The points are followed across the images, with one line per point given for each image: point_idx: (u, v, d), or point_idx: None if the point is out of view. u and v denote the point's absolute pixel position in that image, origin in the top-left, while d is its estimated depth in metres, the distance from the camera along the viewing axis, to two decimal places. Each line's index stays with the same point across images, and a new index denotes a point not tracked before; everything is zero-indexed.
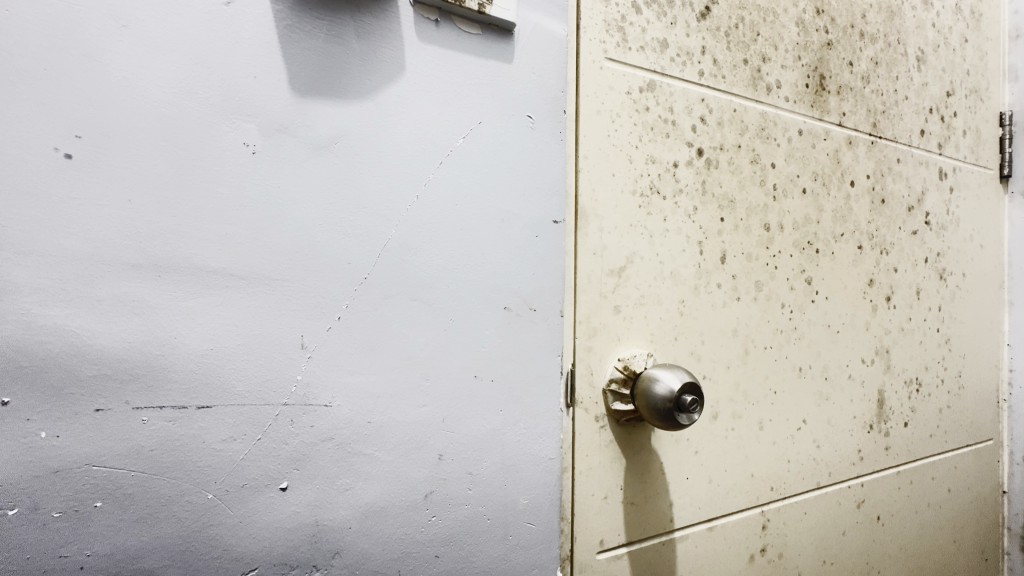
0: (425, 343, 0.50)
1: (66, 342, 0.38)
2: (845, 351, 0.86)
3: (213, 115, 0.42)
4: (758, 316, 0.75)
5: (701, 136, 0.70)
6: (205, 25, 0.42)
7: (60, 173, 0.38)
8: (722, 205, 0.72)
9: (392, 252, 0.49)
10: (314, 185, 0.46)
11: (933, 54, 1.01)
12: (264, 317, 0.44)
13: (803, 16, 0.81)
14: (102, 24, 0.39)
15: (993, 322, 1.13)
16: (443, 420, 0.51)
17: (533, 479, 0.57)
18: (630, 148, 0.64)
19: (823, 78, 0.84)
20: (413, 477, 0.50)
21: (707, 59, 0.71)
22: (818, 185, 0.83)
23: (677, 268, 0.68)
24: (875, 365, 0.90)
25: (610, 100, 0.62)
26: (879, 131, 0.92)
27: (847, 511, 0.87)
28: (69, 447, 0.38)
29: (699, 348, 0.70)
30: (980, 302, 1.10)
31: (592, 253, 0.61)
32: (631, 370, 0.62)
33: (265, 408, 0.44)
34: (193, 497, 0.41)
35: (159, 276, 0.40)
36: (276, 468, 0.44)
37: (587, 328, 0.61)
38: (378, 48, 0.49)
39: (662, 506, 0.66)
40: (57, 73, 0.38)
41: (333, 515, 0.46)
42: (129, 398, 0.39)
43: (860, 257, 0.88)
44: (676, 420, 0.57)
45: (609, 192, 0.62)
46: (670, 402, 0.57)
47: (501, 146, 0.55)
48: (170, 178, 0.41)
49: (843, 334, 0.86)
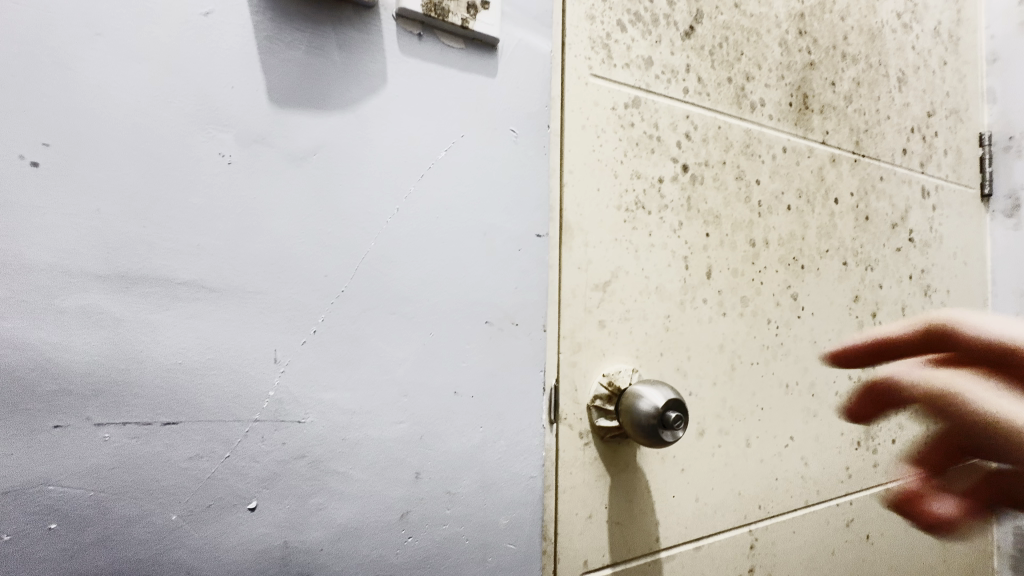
0: (404, 358, 0.49)
1: (25, 355, 0.37)
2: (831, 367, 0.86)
3: (189, 124, 0.42)
4: (745, 332, 0.75)
5: (685, 152, 0.71)
6: (183, 35, 0.42)
7: (25, 181, 0.37)
8: (707, 221, 0.72)
9: (372, 265, 0.48)
10: (292, 196, 0.45)
11: (913, 75, 1.03)
12: (236, 331, 0.43)
13: (786, 37, 0.83)
14: (76, 31, 0.39)
15: None
16: (421, 437, 0.50)
17: (514, 498, 0.55)
18: (615, 163, 0.64)
19: (806, 97, 0.85)
20: (389, 496, 0.48)
21: (692, 77, 0.72)
22: (802, 202, 0.83)
23: (663, 283, 0.67)
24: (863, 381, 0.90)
25: (595, 115, 0.63)
26: (862, 149, 0.93)
27: (836, 530, 0.86)
28: (24, 465, 0.36)
29: (685, 364, 0.69)
30: None
31: (576, 267, 0.61)
32: (615, 386, 0.61)
33: (235, 424, 0.42)
34: (155, 518, 0.40)
35: (127, 287, 0.39)
36: (245, 487, 0.43)
37: (571, 344, 0.60)
38: (361, 61, 0.48)
39: (647, 525, 0.65)
40: (27, 79, 0.37)
41: (304, 537, 0.45)
42: (90, 414, 0.38)
43: (845, 273, 0.89)
44: (661, 438, 0.56)
45: (594, 207, 0.62)
46: (655, 419, 0.56)
47: (483, 160, 0.55)
48: (141, 187, 0.40)
49: None
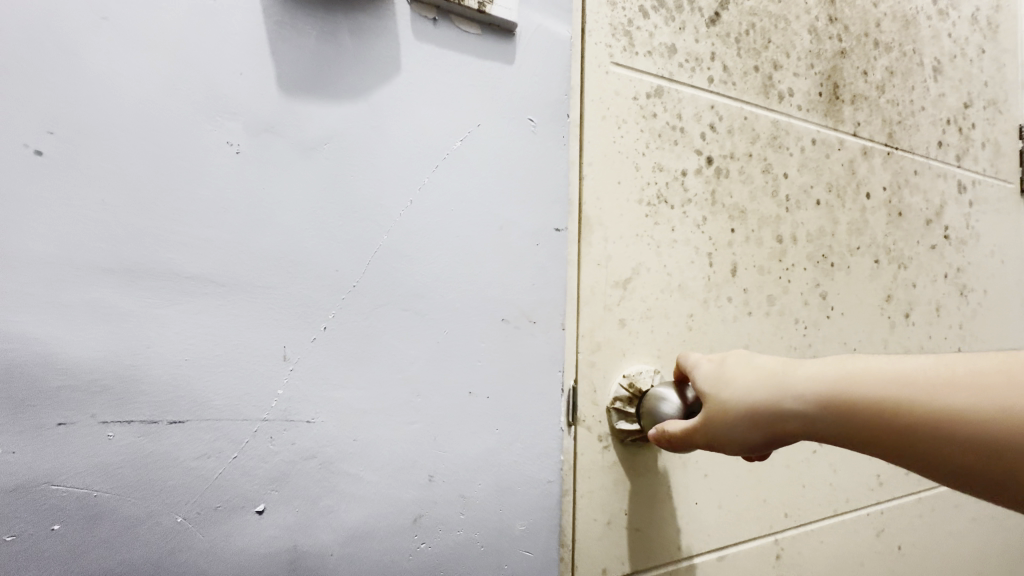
0: (417, 356, 0.48)
1: (29, 351, 0.35)
2: None
3: (196, 113, 0.40)
4: (772, 332, 0.72)
5: (710, 144, 0.67)
6: (191, 20, 0.40)
7: (30, 172, 0.36)
8: (732, 216, 0.69)
9: (383, 259, 0.46)
10: (302, 187, 0.43)
11: (949, 64, 0.98)
12: (244, 327, 0.41)
13: (815, 24, 0.79)
14: (82, 17, 0.37)
15: (1017, 341, 1.08)
16: (434, 438, 0.48)
17: (531, 503, 0.53)
18: (637, 155, 0.61)
19: (837, 87, 0.81)
20: (401, 500, 0.47)
21: (717, 65, 0.68)
22: (832, 197, 0.79)
23: (686, 280, 0.64)
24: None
25: (616, 105, 0.60)
26: (895, 142, 0.88)
27: (866, 540, 0.82)
28: (27, 463, 0.35)
29: None
30: (1003, 320, 1.05)
31: (596, 263, 0.58)
32: (636, 388, 0.59)
33: (243, 423, 0.41)
34: (161, 519, 0.38)
35: (133, 280, 0.38)
36: (254, 488, 0.41)
37: (590, 343, 0.58)
38: (372, 48, 0.47)
39: (669, 533, 0.62)
40: (31, 66, 0.36)
41: (313, 541, 0.43)
42: (95, 411, 0.37)
43: (877, 271, 0.84)
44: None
45: (614, 200, 0.60)
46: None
47: (500, 151, 0.52)
48: (148, 178, 0.39)
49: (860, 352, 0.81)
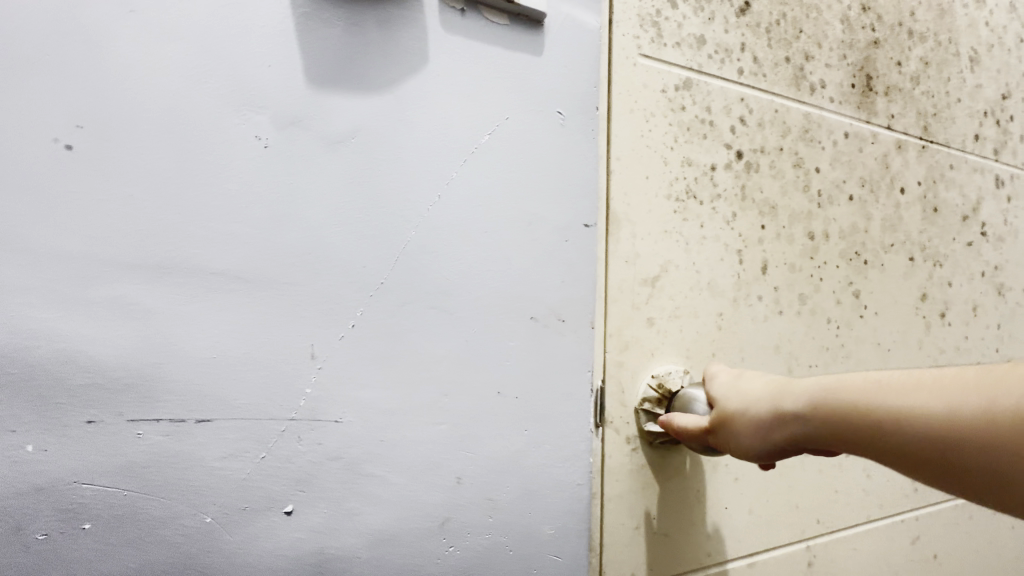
0: (443, 355, 0.46)
1: (58, 348, 0.35)
2: None
3: (223, 106, 0.39)
4: (803, 332, 0.69)
5: (739, 137, 0.65)
6: (218, 12, 0.39)
7: (58, 166, 0.35)
8: (763, 211, 0.67)
9: (410, 255, 0.45)
10: (328, 182, 0.43)
11: (986, 54, 0.94)
12: (271, 325, 0.40)
13: (848, 13, 0.76)
14: (109, 9, 0.37)
15: None
16: (461, 439, 0.47)
17: (559, 506, 0.52)
18: (664, 149, 0.59)
19: (870, 78, 0.78)
20: (427, 502, 0.45)
21: (747, 56, 0.66)
22: (865, 192, 0.77)
23: (715, 278, 0.63)
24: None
25: (644, 97, 0.58)
26: (930, 135, 0.85)
27: (900, 548, 0.79)
28: (56, 462, 0.35)
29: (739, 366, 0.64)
30: None
31: (623, 260, 0.57)
32: (665, 389, 0.57)
33: (269, 423, 0.40)
34: (188, 520, 0.38)
35: (160, 277, 0.38)
36: (280, 489, 0.40)
37: (617, 342, 0.57)
38: (397, 39, 0.45)
39: (698, 539, 0.60)
40: (58, 59, 0.36)
41: (339, 543, 0.42)
42: (123, 410, 0.36)
43: (912, 269, 0.81)
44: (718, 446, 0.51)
45: (642, 196, 0.58)
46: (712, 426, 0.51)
47: (527, 144, 0.51)
48: (174, 172, 0.38)
49: (895, 353, 0.78)
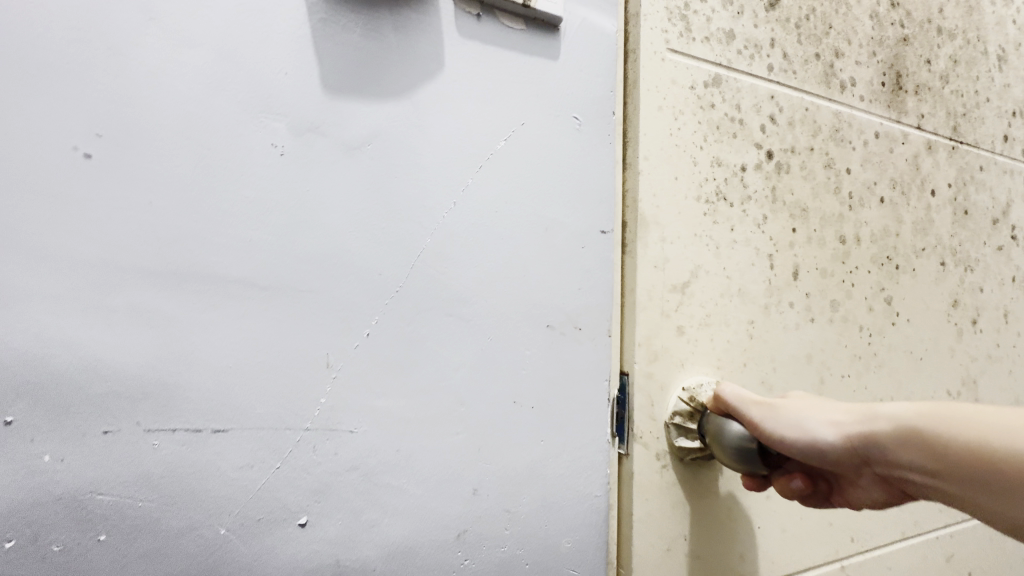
0: (460, 363, 0.46)
1: (77, 357, 0.35)
2: (928, 382, 0.76)
3: (240, 113, 0.39)
4: (834, 340, 0.67)
5: (770, 136, 0.64)
6: (236, 19, 0.40)
7: (78, 174, 0.35)
8: (793, 214, 0.65)
9: (426, 262, 0.45)
10: (344, 188, 0.42)
11: (1015, 53, 0.91)
12: (286, 333, 0.40)
13: (877, 9, 0.74)
14: (130, 17, 0.37)
15: None
16: (478, 450, 0.46)
17: (578, 519, 0.50)
18: (694, 149, 0.58)
19: (900, 76, 0.76)
20: (444, 514, 0.44)
21: (777, 52, 0.65)
22: (896, 194, 0.74)
23: (745, 284, 0.61)
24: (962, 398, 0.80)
25: (672, 95, 0.57)
26: (959, 136, 0.83)
27: (935, 566, 0.75)
28: (74, 471, 0.34)
29: (770, 377, 0.62)
30: None
31: (653, 265, 0.55)
32: (698, 402, 0.54)
33: (286, 432, 0.40)
34: (204, 531, 0.37)
35: (178, 284, 0.37)
36: (296, 500, 0.40)
37: (647, 353, 0.54)
38: (414, 44, 0.45)
39: (728, 558, 0.58)
40: (79, 67, 0.36)
41: (355, 556, 0.41)
42: (140, 418, 0.36)
43: (944, 275, 0.79)
44: (759, 464, 0.49)
45: (671, 198, 0.56)
46: (754, 443, 0.49)
47: (545, 149, 0.50)
48: (192, 179, 0.38)
49: (926, 362, 0.76)
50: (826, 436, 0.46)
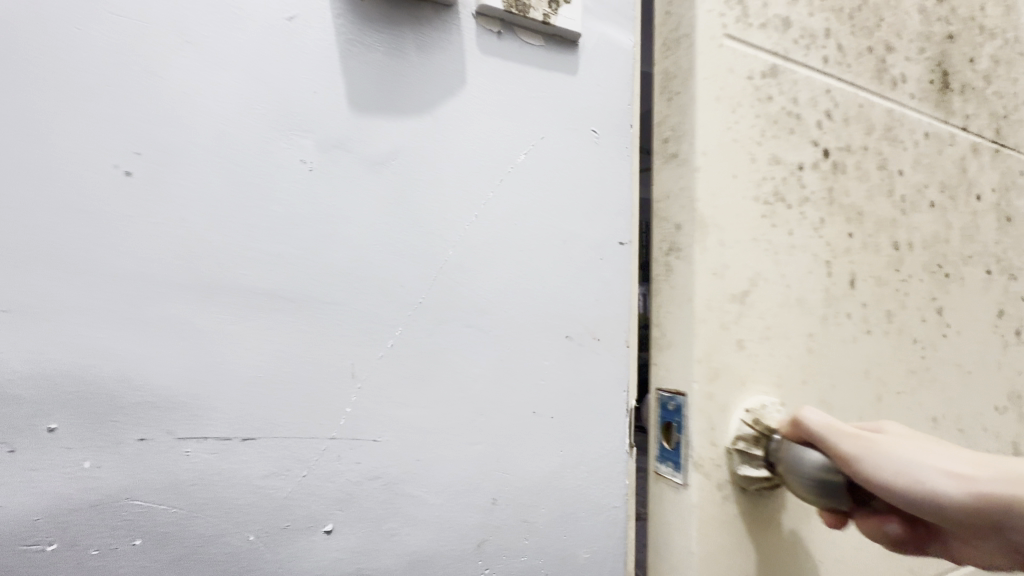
0: (480, 374, 0.46)
1: (114, 367, 0.36)
2: (975, 396, 0.73)
3: (271, 131, 0.41)
4: (890, 353, 0.64)
5: (826, 134, 0.62)
6: (268, 40, 0.41)
7: (117, 191, 0.37)
8: (849, 218, 0.63)
9: (447, 275, 0.45)
10: (368, 203, 0.43)
11: None
12: (312, 344, 0.41)
13: (926, 4, 0.73)
14: (167, 40, 0.39)
15: None
16: (498, 460, 0.46)
17: (596, 530, 0.50)
18: (751, 145, 0.55)
19: (948, 74, 0.75)
20: (463, 524, 0.45)
21: (832, 44, 0.63)
22: (946, 197, 0.73)
23: (803, 292, 0.58)
24: (1004, 416, 0.77)
25: (730, 83, 0.55)
26: (1002, 138, 0.81)
27: None
28: (110, 478, 0.36)
29: (825, 393, 0.59)
30: None
31: (710, 272, 0.52)
32: (765, 425, 0.52)
33: (311, 441, 0.40)
34: (232, 538, 0.38)
35: (209, 297, 0.39)
36: (320, 508, 0.40)
37: (706, 367, 0.52)
38: (437, 61, 0.46)
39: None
40: (120, 89, 0.37)
41: (378, 564, 0.42)
42: (173, 427, 0.37)
43: (989, 284, 0.76)
44: (843, 498, 0.46)
45: (726, 196, 0.54)
46: (837, 475, 0.46)
47: (563, 162, 0.51)
48: (225, 196, 0.39)
49: (975, 375, 0.73)
50: (947, 488, 0.42)
